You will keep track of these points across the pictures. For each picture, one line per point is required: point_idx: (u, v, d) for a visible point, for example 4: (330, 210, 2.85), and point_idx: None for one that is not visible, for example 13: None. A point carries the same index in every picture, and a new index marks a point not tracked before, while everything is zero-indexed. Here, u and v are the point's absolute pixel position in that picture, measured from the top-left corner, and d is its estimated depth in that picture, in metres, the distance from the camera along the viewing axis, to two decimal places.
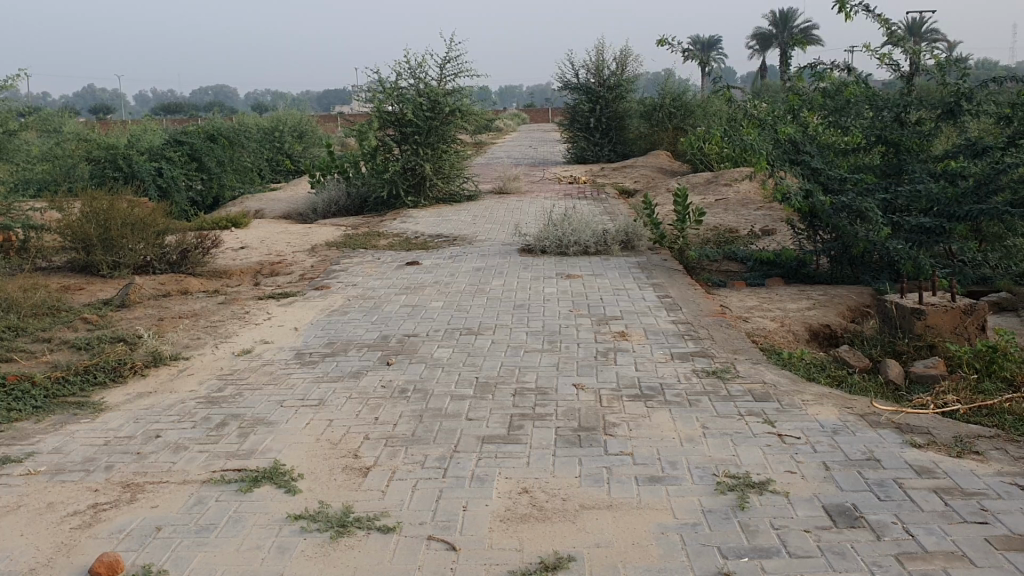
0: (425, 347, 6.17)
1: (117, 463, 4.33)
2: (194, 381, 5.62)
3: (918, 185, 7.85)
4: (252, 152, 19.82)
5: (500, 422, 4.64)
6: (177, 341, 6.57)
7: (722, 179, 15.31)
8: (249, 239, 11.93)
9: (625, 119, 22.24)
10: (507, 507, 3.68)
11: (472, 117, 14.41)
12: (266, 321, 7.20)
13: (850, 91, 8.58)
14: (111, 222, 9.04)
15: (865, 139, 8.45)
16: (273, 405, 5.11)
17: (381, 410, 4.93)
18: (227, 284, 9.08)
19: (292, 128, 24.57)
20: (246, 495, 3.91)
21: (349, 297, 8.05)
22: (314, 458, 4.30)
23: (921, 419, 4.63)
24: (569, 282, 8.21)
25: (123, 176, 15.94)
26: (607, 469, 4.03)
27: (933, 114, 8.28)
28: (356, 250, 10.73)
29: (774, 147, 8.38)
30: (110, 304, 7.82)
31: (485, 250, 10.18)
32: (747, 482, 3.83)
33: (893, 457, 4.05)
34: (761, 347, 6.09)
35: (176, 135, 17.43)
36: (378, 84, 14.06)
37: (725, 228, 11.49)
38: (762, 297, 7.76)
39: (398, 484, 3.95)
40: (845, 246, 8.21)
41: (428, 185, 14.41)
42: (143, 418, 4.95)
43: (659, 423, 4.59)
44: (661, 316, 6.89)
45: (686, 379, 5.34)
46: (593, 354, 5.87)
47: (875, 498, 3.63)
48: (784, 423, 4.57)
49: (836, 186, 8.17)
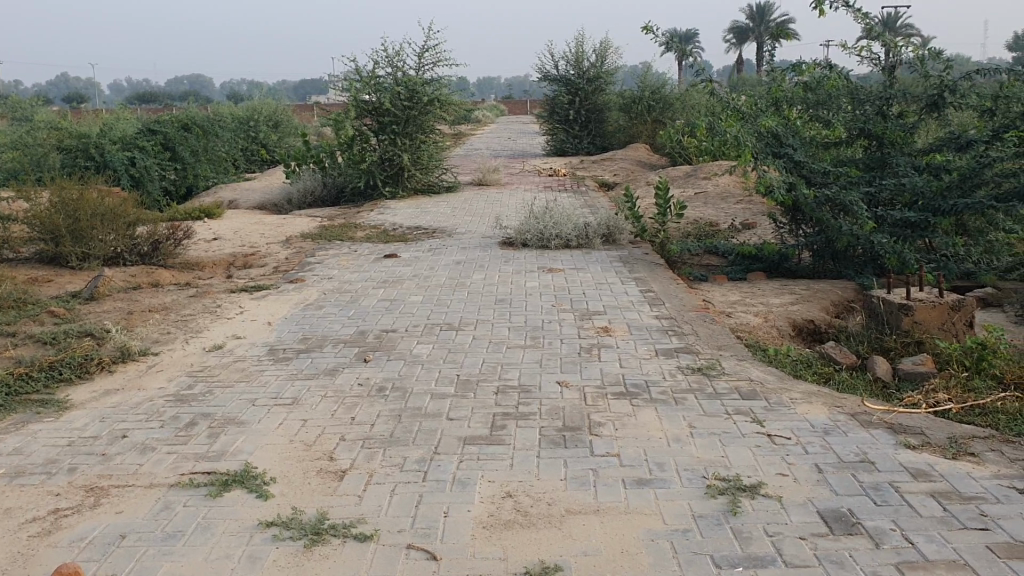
0: (404, 343, 5.99)
1: (80, 465, 4.13)
2: (163, 378, 5.41)
3: (902, 178, 7.76)
4: (226, 142, 19.53)
5: (483, 422, 4.48)
6: (147, 335, 6.35)
7: (701, 172, 15.24)
8: (222, 231, 11.68)
9: (604, 111, 22.09)
10: (490, 512, 3.52)
11: (450, 107, 14.19)
12: (239, 315, 7.00)
13: (832, 84, 8.43)
14: (80, 213, 8.78)
15: (848, 132, 8.33)
16: (244, 403, 4.92)
17: (358, 410, 4.75)
18: (199, 276, 8.86)
19: (266, 118, 24.07)
20: (215, 500, 3.72)
21: (325, 290, 7.85)
22: (288, 461, 4.12)
23: (913, 418, 4.51)
24: (551, 276, 8.05)
25: (95, 165, 15.61)
26: (593, 471, 3.88)
27: (916, 107, 8.20)
28: (331, 242, 10.51)
29: (757, 140, 8.25)
30: (78, 297, 7.58)
31: (464, 243, 10.01)
32: (738, 486, 3.69)
33: (888, 459, 3.93)
34: (745, 343, 5.96)
35: (150, 124, 17.07)
36: (355, 73, 13.83)
37: (706, 222, 11.37)
38: (745, 291, 7.64)
39: (375, 488, 3.78)
40: (828, 240, 8.10)
41: (406, 175, 14.19)
42: (109, 418, 4.74)
43: (645, 423, 4.44)
44: (644, 312, 6.74)
45: (670, 376, 5.19)
46: (577, 350, 5.72)
47: (872, 502, 3.50)
48: (773, 423, 4.44)
49: (819, 180, 8.02)
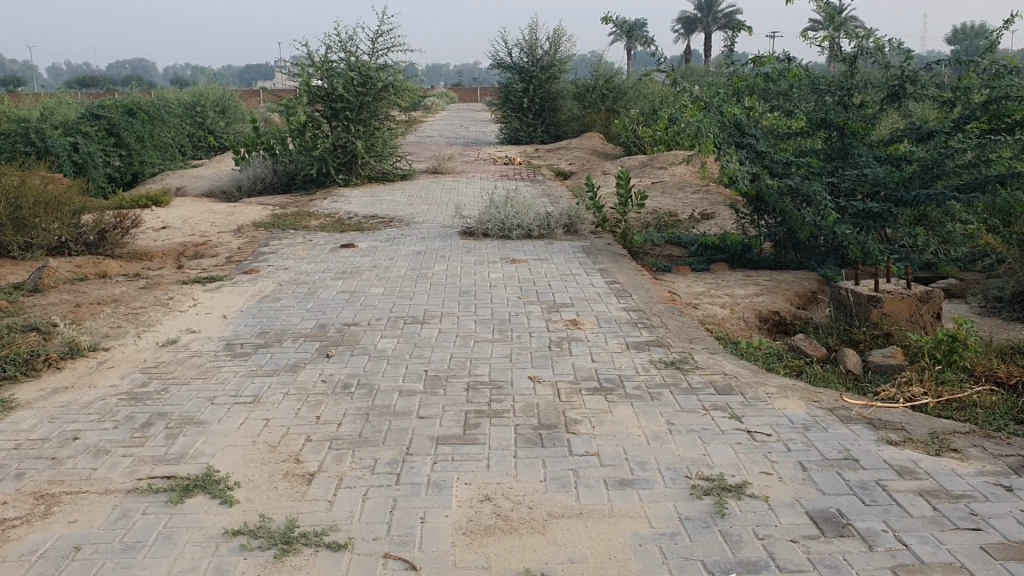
0: (368, 337, 5.80)
1: (29, 470, 3.89)
2: (115, 375, 5.15)
3: (863, 169, 7.70)
4: (172, 127, 19.04)
5: (455, 421, 4.32)
6: (96, 330, 6.07)
7: (658, 162, 15.15)
8: (171, 219, 11.32)
9: (558, 100, 21.90)
10: (469, 517, 3.37)
11: (405, 93, 13.90)
12: (192, 308, 6.73)
13: (793, 75, 8.30)
14: (22, 200, 8.39)
15: (809, 123, 8.22)
16: (202, 402, 4.70)
17: (324, 408, 4.56)
18: (149, 267, 8.54)
19: (214, 103, 23.48)
20: (176, 507, 3.52)
21: (281, 282, 7.61)
22: (251, 463, 3.93)
23: (892, 414, 4.45)
24: (514, 268, 7.91)
25: (35, 151, 15.08)
26: (573, 472, 3.74)
27: (876, 98, 8.06)
28: (285, 230, 10.25)
29: (720, 129, 8.12)
30: (22, 288, 7.24)
31: (423, 233, 9.80)
32: (723, 486, 3.59)
33: (871, 456, 3.86)
34: (716, 335, 5.86)
35: (92, 109, 16.53)
36: (307, 58, 13.49)
37: (665, 212, 11.30)
38: (710, 282, 7.57)
39: (345, 493, 3.60)
40: (790, 231, 8.06)
41: (360, 163, 13.94)
42: (58, 418, 4.49)
43: (622, 420, 4.31)
44: (612, 304, 6.62)
45: (644, 370, 5.07)
46: (546, 344, 5.58)
47: (860, 502, 3.43)
48: (751, 418, 4.33)
49: (781, 170, 7.95)
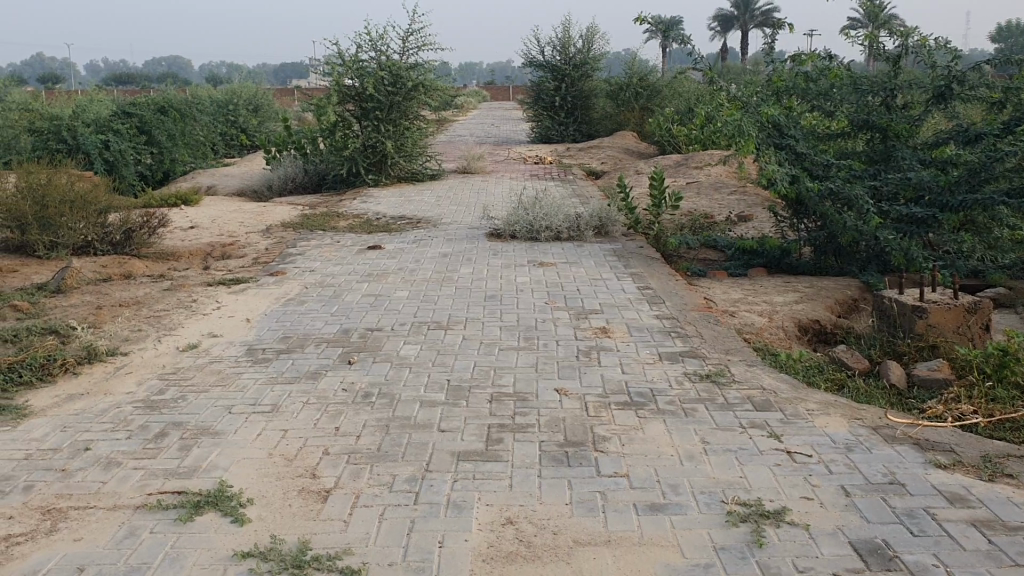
0: (390, 343, 5.64)
1: (38, 482, 3.76)
2: (131, 382, 5.02)
3: (906, 172, 7.41)
4: (203, 126, 19.07)
5: (478, 435, 4.15)
6: (116, 334, 5.95)
7: (692, 161, 14.92)
8: (200, 218, 11.28)
9: (590, 98, 21.69)
10: (490, 542, 3.20)
11: (436, 93, 13.75)
12: (215, 311, 6.61)
13: (834, 75, 8.01)
14: (49, 199, 8.34)
15: (851, 124, 7.92)
16: (219, 411, 4.56)
17: (343, 419, 4.40)
18: (174, 268, 8.46)
19: (246, 102, 23.54)
20: (185, 526, 3.37)
21: (307, 284, 7.47)
22: (267, 479, 3.77)
23: (940, 433, 4.21)
24: (543, 271, 7.72)
25: (67, 148, 15.11)
26: (601, 494, 3.54)
27: (922, 99, 7.73)
28: (313, 231, 10.14)
29: (758, 130, 7.86)
30: (44, 289, 7.17)
31: (450, 234, 9.64)
32: (761, 512, 3.37)
33: (918, 481, 3.63)
34: (753, 346, 5.64)
35: (124, 107, 16.55)
36: (337, 57, 13.37)
37: (700, 213, 11.06)
38: (747, 289, 7.33)
39: (361, 512, 3.44)
40: (830, 236, 7.79)
41: (389, 163, 13.78)
42: (72, 427, 4.37)
43: (653, 438, 4.11)
44: (644, 311, 6.41)
45: (678, 384, 4.85)
46: (575, 354, 5.39)
47: (908, 532, 3.21)
48: (791, 437, 4.11)
49: (821, 173, 7.68)
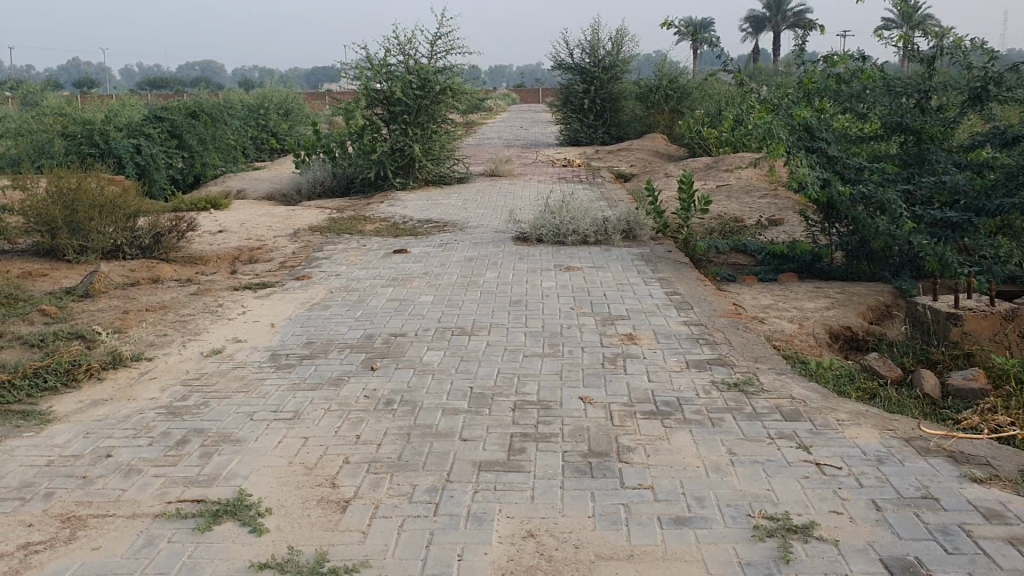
0: (414, 349, 5.59)
1: (58, 489, 3.75)
2: (155, 388, 5.02)
3: (941, 176, 7.25)
4: (233, 130, 19.18)
5: (500, 444, 4.09)
6: (141, 338, 5.97)
7: (722, 164, 14.77)
8: (228, 222, 11.33)
9: (620, 100, 21.57)
10: (510, 556, 3.13)
11: (463, 96, 13.72)
12: (241, 316, 6.60)
13: (866, 76, 7.87)
14: (79, 204, 8.39)
15: (884, 126, 7.77)
16: (241, 418, 4.54)
17: (364, 427, 4.36)
18: (202, 272, 8.48)
19: (276, 106, 23.68)
20: (203, 535, 3.34)
21: (332, 289, 7.46)
22: (287, 488, 3.73)
23: (975, 446, 4.09)
24: (569, 276, 7.65)
25: (99, 152, 15.25)
26: (624, 507, 3.47)
27: (958, 101, 7.57)
28: (340, 235, 10.13)
29: (789, 133, 7.73)
30: (72, 293, 7.21)
31: (477, 238, 9.59)
32: (788, 526, 3.28)
33: (953, 495, 3.52)
34: (783, 354, 5.53)
35: (156, 112, 16.68)
36: (366, 60, 13.37)
37: (730, 217, 10.93)
38: (776, 294, 7.21)
39: (380, 523, 3.39)
40: (862, 240, 7.65)
41: (417, 166, 13.76)
42: (94, 433, 4.36)
43: (679, 448, 4.03)
44: (671, 317, 6.32)
45: (705, 393, 4.76)
46: (600, 361, 5.31)
47: (941, 549, 3.10)
48: (821, 449, 4.01)
49: (853, 176, 7.54)
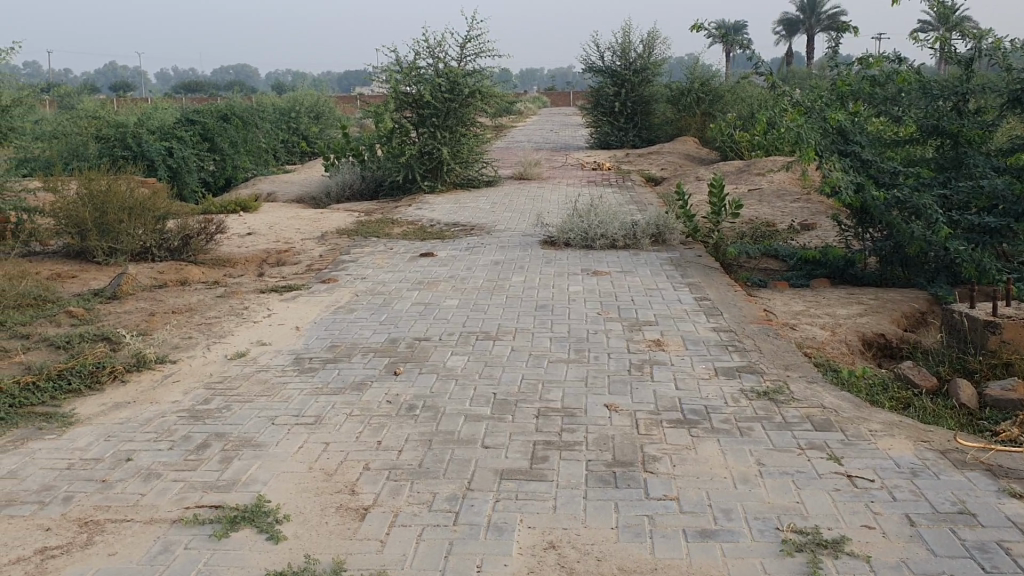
0: (438, 354, 5.54)
1: (77, 493, 3.73)
2: (178, 391, 4.99)
3: (979, 180, 7.06)
4: (265, 133, 19.28)
5: (523, 452, 4.01)
6: (167, 341, 5.96)
7: (754, 167, 14.61)
8: (257, 225, 11.36)
9: (651, 103, 21.48)
10: (530, 568, 3.06)
11: (492, 100, 13.67)
12: (266, 319, 6.58)
13: (902, 79, 7.70)
14: (108, 206, 8.43)
15: (920, 130, 7.60)
16: (262, 422, 4.50)
17: (385, 433, 4.30)
18: (229, 274, 8.49)
19: (307, 109, 23.81)
20: (220, 542, 3.29)
21: (358, 292, 7.42)
22: (305, 494, 3.68)
23: (1014, 459, 3.95)
24: (596, 280, 7.56)
25: (132, 155, 15.35)
26: (648, 519, 3.38)
27: (997, 103, 7.39)
28: (367, 238, 10.12)
29: (822, 136, 7.59)
30: (100, 295, 7.23)
31: (503, 242, 9.53)
32: (818, 541, 3.18)
33: (991, 511, 3.40)
34: (814, 361, 5.40)
35: (188, 115, 16.79)
36: (395, 64, 13.37)
37: (762, 222, 10.78)
38: (808, 300, 7.07)
39: (399, 532, 3.33)
40: (896, 246, 7.49)
41: (445, 169, 13.73)
42: (116, 436, 4.34)
43: (706, 459, 3.93)
44: (700, 323, 6.21)
45: (734, 401, 4.66)
46: (626, 367, 5.22)
47: (979, 568, 2.98)
48: (852, 460, 3.90)
49: (888, 180, 7.37)
